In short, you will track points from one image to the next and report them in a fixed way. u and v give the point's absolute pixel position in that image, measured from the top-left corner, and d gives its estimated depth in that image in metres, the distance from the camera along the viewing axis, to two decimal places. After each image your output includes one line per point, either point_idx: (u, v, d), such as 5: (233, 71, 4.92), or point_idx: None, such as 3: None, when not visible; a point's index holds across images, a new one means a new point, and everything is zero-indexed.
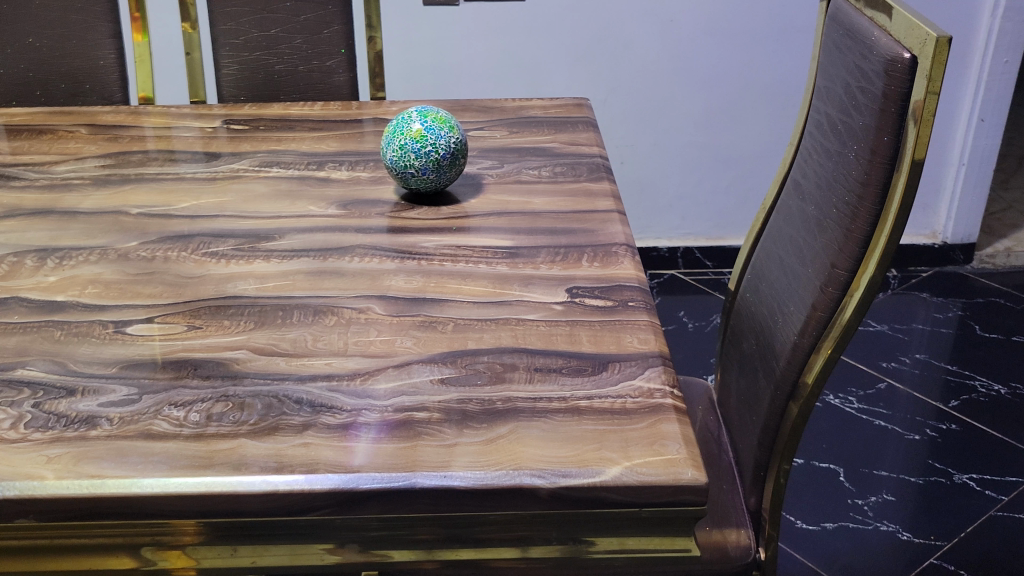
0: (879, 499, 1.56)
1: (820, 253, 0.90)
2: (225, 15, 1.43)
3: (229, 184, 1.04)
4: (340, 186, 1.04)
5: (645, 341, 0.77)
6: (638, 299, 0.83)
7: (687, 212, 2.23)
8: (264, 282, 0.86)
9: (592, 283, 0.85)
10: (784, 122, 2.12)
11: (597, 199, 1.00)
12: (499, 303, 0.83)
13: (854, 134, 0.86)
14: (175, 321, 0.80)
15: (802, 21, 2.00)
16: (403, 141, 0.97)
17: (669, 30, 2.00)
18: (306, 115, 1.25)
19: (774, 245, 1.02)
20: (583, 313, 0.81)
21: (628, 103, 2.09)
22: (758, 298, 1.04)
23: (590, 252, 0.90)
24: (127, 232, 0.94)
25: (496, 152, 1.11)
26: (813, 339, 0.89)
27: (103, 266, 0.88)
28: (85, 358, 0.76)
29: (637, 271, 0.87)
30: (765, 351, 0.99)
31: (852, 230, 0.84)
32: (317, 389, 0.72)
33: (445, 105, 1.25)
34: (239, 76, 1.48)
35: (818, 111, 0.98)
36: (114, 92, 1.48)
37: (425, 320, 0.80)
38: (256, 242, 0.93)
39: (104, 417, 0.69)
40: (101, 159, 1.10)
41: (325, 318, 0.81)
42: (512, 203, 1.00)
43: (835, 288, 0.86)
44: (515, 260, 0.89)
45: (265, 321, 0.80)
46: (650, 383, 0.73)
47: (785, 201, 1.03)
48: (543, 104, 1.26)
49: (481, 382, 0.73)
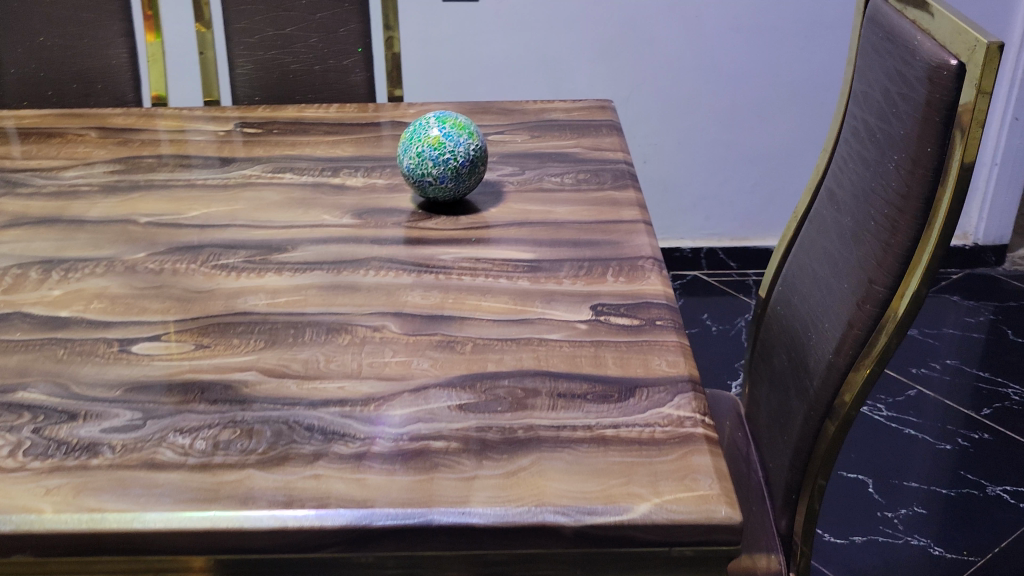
0: (909, 512, 1.52)
1: (856, 268, 0.86)
2: (239, 13, 1.40)
3: (241, 191, 1.01)
4: (355, 194, 1.00)
5: (674, 365, 0.73)
6: (665, 318, 0.79)
7: (712, 212, 2.19)
8: (275, 298, 0.82)
9: (617, 299, 0.81)
10: (812, 121, 2.07)
11: (622, 208, 0.96)
12: (520, 321, 0.79)
13: (895, 144, 0.81)
14: (182, 339, 0.77)
15: (830, 17, 1.95)
16: (421, 148, 0.93)
17: (692, 25, 1.95)
18: (321, 118, 1.21)
19: (806, 256, 0.98)
20: (609, 333, 0.77)
21: (651, 101, 2.04)
22: (790, 310, 1.00)
23: (615, 267, 0.86)
24: (135, 243, 0.91)
25: (517, 158, 1.07)
26: (850, 358, 0.85)
27: (109, 279, 0.85)
28: (88, 379, 0.72)
29: (664, 287, 0.83)
30: (797, 368, 0.95)
31: (892, 245, 0.80)
32: (329, 415, 0.69)
33: (464, 108, 1.22)
34: (254, 76, 1.44)
35: (853, 117, 0.93)
36: (127, 92, 1.45)
37: (442, 340, 0.77)
38: (268, 254, 0.89)
39: (106, 444, 0.66)
40: (110, 165, 1.07)
41: (339, 337, 0.77)
42: (534, 212, 0.96)
43: (872, 306, 0.82)
44: (536, 274, 0.85)
45: (275, 340, 0.77)
46: (680, 411, 0.69)
47: (818, 209, 0.99)
48: (565, 107, 1.22)
49: (501, 409, 0.69)
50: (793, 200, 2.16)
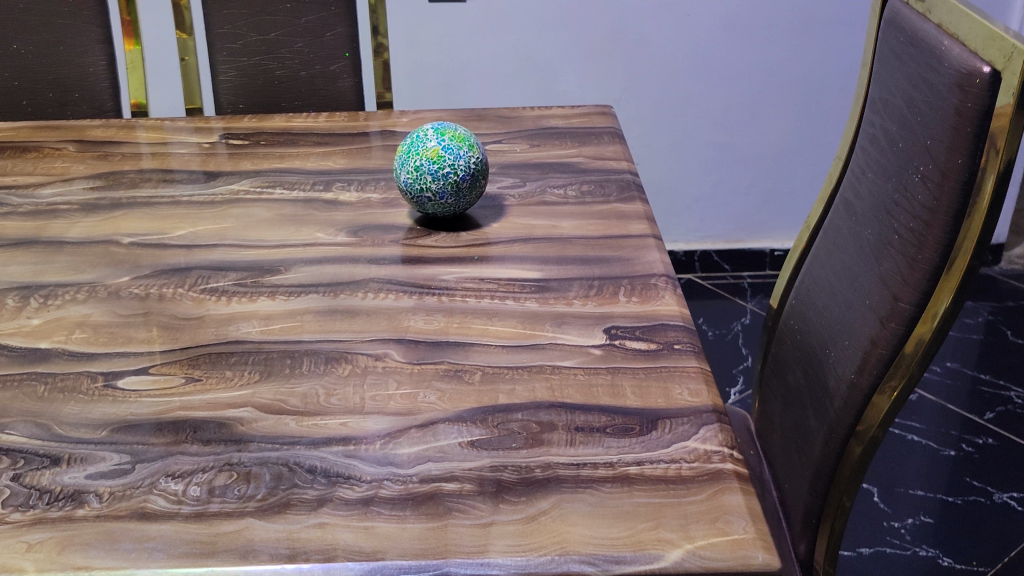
0: (916, 522, 1.49)
1: (879, 284, 0.82)
2: (221, 18, 1.35)
3: (229, 208, 0.96)
4: (349, 209, 0.95)
5: (696, 394, 0.69)
6: (684, 341, 0.75)
7: (706, 214, 2.15)
8: (269, 324, 0.78)
9: (632, 321, 0.77)
10: (807, 120, 2.04)
11: (630, 222, 0.92)
12: (530, 347, 0.74)
13: (921, 154, 0.78)
14: (171, 372, 0.72)
15: (825, 14, 1.91)
16: (419, 162, 0.88)
17: (685, 24, 1.92)
18: (310, 127, 1.16)
19: (822, 269, 0.94)
20: (625, 359, 0.73)
21: (644, 102, 2.00)
22: (805, 326, 0.96)
23: (627, 285, 0.82)
24: (118, 265, 0.86)
25: (517, 169, 1.03)
26: (874, 379, 0.81)
27: (92, 306, 0.80)
28: (71, 419, 0.67)
29: (680, 307, 0.79)
30: (815, 387, 0.91)
31: (918, 260, 0.76)
32: (332, 456, 0.64)
33: (459, 115, 1.17)
34: (237, 83, 1.39)
35: (870, 125, 0.90)
36: (105, 101, 1.40)
37: (448, 369, 0.72)
38: (260, 276, 0.84)
39: (93, 492, 0.61)
40: (90, 181, 1.02)
41: (338, 368, 0.72)
42: (538, 227, 0.92)
43: (898, 324, 0.78)
44: (545, 295, 0.81)
45: (271, 372, 0.72)
46: (707, 445, 0.65)
47: (832, 221, 0.95)
48: (563, 113, 1.18)
49: (516, 446, 0.65)
50: (787, 200, 2.13)
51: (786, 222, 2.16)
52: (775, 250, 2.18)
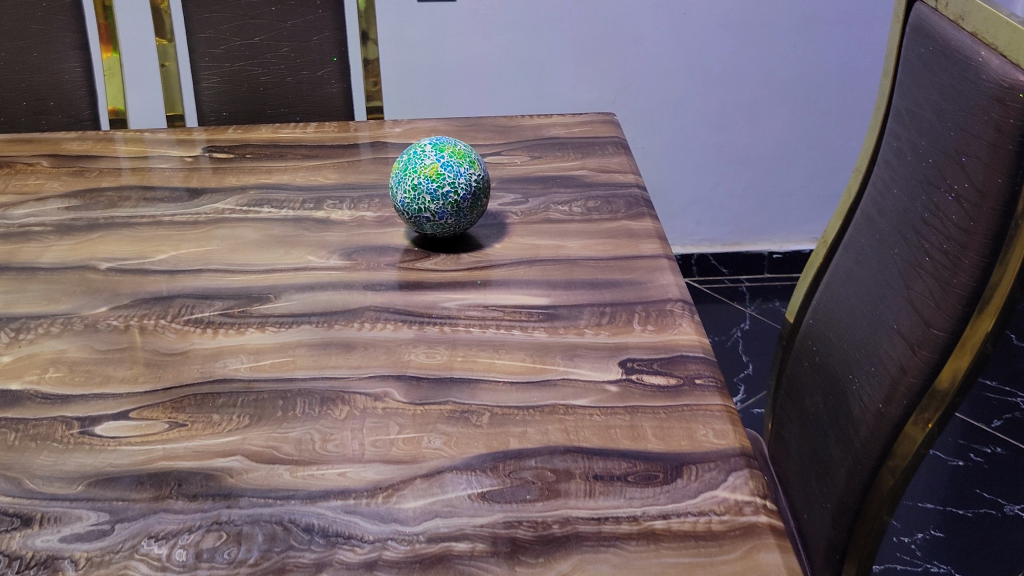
0: (926, 536, 1.44)
1: (908, 308, 0.77)
2: (203, 22, 1.29)
3: (213, 228, 0.90)
4: (342, 229, 0.90)
5: (722, 435, 0.64)
6: (706, 375, 0.70)
7: (703, 217, 2.11)
8: (258, 360, 0.72)
9: (648, 353, 0.72)
10: (806, 120, 1.99)
11: (640, 241, 0.87)
12: (541, 384, 0.69)
13: (954, 170, 0.73)
14: (153, 416, 0.67)
15: (826, 12, 1.86)
16: (416, 181, 0.83)
17: (682, 23, 1.86)
18: (298, 139, 1.10)
19: (842, 288, 0.90)
20: (644, 397, 0.68)
21: (639, 103, 1.95)
22: (824, 348, 0.91)
23: (641, 313, 0.77)
24: (95, 294, 0.80)
25: (519, 183, 0.97)
26: (904, 410, 0.76)
27: (67, 341, 0.75)
28: (43, 472, 0.62)
29: (699, 336, 0.74)
30: (837, 413, 0.86)
31: (952, 284, 0.71)
32: (330, 512, 0.59)
33: (455, 126, 1.12)
34: (221, 90, 1.33)
35: (894, 137, 0.85)
36: (82, 110, 1.33)
37: (454, 410, 0.67)
38: (247, 305, 0.79)
39: (68, 558, 0.55)
40: (65, 199, 0.96)
41: (334, 410, 0.67)
42: (543, 248, 0.86)
43: (930, 352, 0.73)
44: (554, 324, 0.76)
45: (261, 415, 0.67)
46: (738, 495, 0.59)
47: (853, 237, 0.90)
48: (564, 122, 1.12)
49: (531, 498, 0.59)
50: (785, 202, 2.09)
51: (785, 223, 2.12)
52: (774, 252, 2.14)
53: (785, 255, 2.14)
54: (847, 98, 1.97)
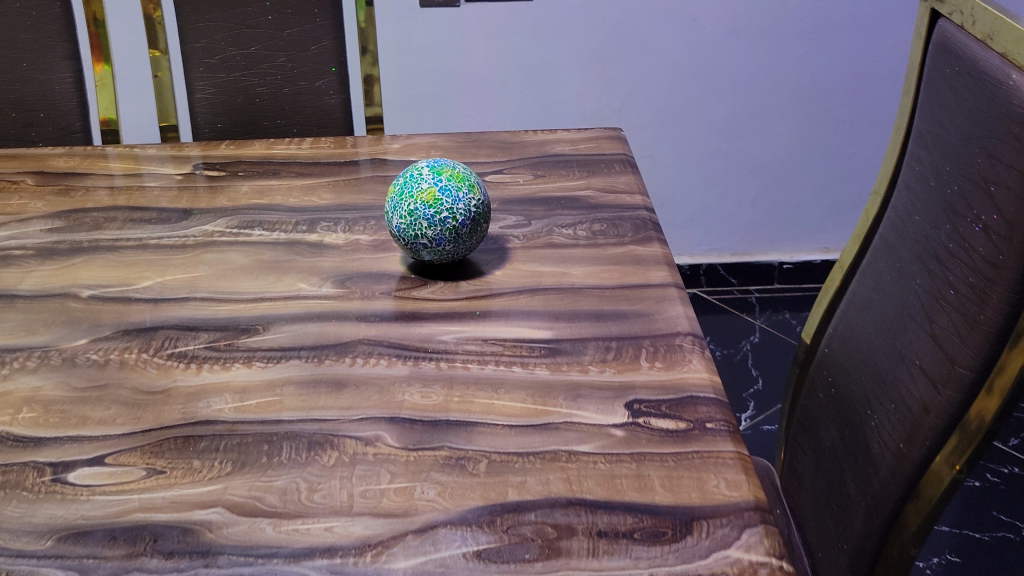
0: (942, 561, 1.40)
1: (930, 343, 0.73)
2: (197, 31, 1.25)
3: (201, 252, 0.86)
4: (335, 254, 0.86)
5: (735, 486, 0.60)
6: (717, 418, 0.66)
7: (711, 227, 2.07)
8: (243, 399, 0.68)
9: (656, 393, 0.68)
10: (817, 128, 1.95)
11: (648, 269, 0.83)
12: (542, 428, 0.65)
13: (981, 198, 0.68)
14: (130, 462, 0.63)
15: (838, 17, 1.82)
16: (412, 206, 0.79)
17: (691, 30, 1.82)
18: (293, 155, 1.07)
19: (860, 317, 0.85)
20: (651, 443, 0.64)
21: (646, 111, 1.91)
22: (841, 379, 0.87)
23: (648, 348, 0.73)
24: (75, 325, 0.77)
25: (521, 204, 0.93)
26: (926, 451, 0.72)
27: (44, 377, 0.71)
28: (10, 526, 0.58)
29: (710, 375, 0.70)
30: (854, 450, 0.82)
31: (978, 320, 0.67)
32: (315, 572, 0.54)
33: (455, 142, 1.08)
34: (215, 101, 1.29)
35: (916, 160, 0.80)
36: (73, 121, 1.29)
37: (449, 456, 0.63)
38: (234, 337, 0.75)
39: None
40: (48, 221, 0.92)
41: (322, 456, 0.63)
42: (546, 275, 0.82)
43: (954, 390, 0.69)
44: (556, 360, 0.72)
45: (245, 462, 0.63)
46: (752, 555, 0.55)
47: (872, 263, 0.86)
48: (569, 137, 1.08)
49: (530, 558, 0.55)
50: (796, 211, 2.05)
51: (795, 233, 2.09)
52: (783, 263, 2.11)
53: (796, 265, 2.11)
54: (859, 106, 1.93)
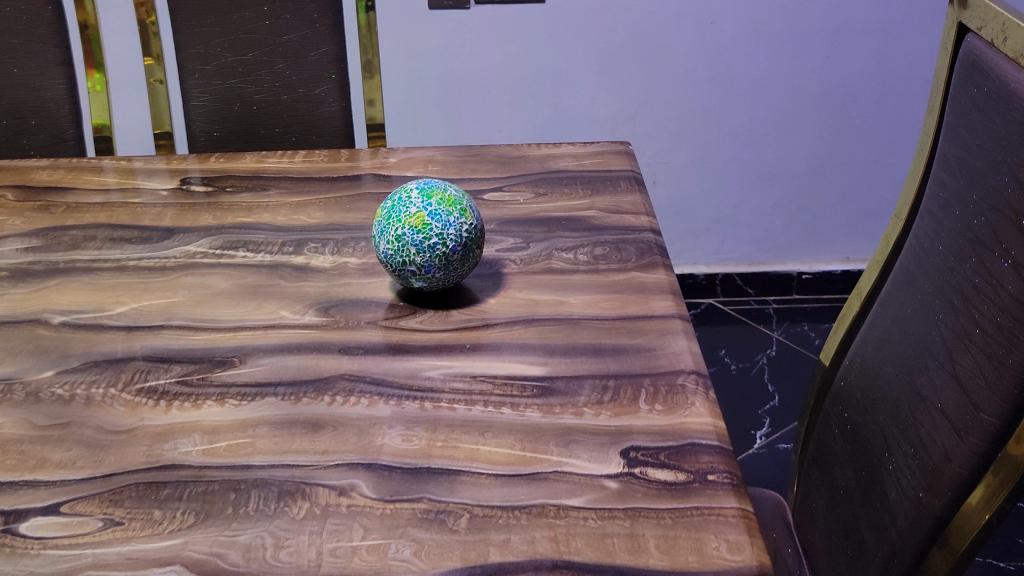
0: None
1: (953, 385, 0.68)
2: (192, 37, 1.21)
3: (180, 276, 0.82)
4: (321, 279, 0.81)
5: (737, 549, 0.54)
6: (720, 470, 0.61)
7: (727, 236, 2.02)
8: (213, 440, 0.64)
9: (655, 440, 0.63)
10: (839, 134, 1.89)
11: (652, 298, 0.78)
12: (530, 479, 0.60)
13: (1011, 230, 0.62)
14: (87, 512, 0.59)
15: (863, 20, 1.76)
16: (400, 231, 0.74)
17: (709, 32, 1.76)
18: (285, 169, 1.02)
19: (878, 351, 0.80)
20: (646, 497, 0.59)
21: (662, 116, 1.86)
22: (859, 416, 0.82)
23: (648, 389, 0.68)
24: (42, 355, 0.72)
25: (520, 225, 0.89)
26: (948, 502, 0.66)
27: (3, 414, 0.67)
28: None
29: (714, 419, 0.65)
30: (872, 493, 0.77)
31: (1006, 364, 0.61)
32: None
33: (455, 157, 1.03)
34: (212, 109, 1.25)
35: (942, 184, 0.75)
36: (66, 129, 1.26)
37: (427, 510, 0.58)
38: (208, 370, 0.71)
39: None
40: (25, 239, 0.88)
41: (292, 508, 0.59)
42: (543, 304, 0.78)
43: (979, 439, 0.63)
44: (550, 401, 0.67)
45: (209, 513, 0.58)
46: None
47: (893, 292, 0.81)
48: (574, 152, 1.04)
49: None
50: (817, 219, 2.00)
51: (815, 242, 2.03)
52: (803, 273, 2.05)
53: (816, 275, 2.05)
54: (882, 113, 1.86)
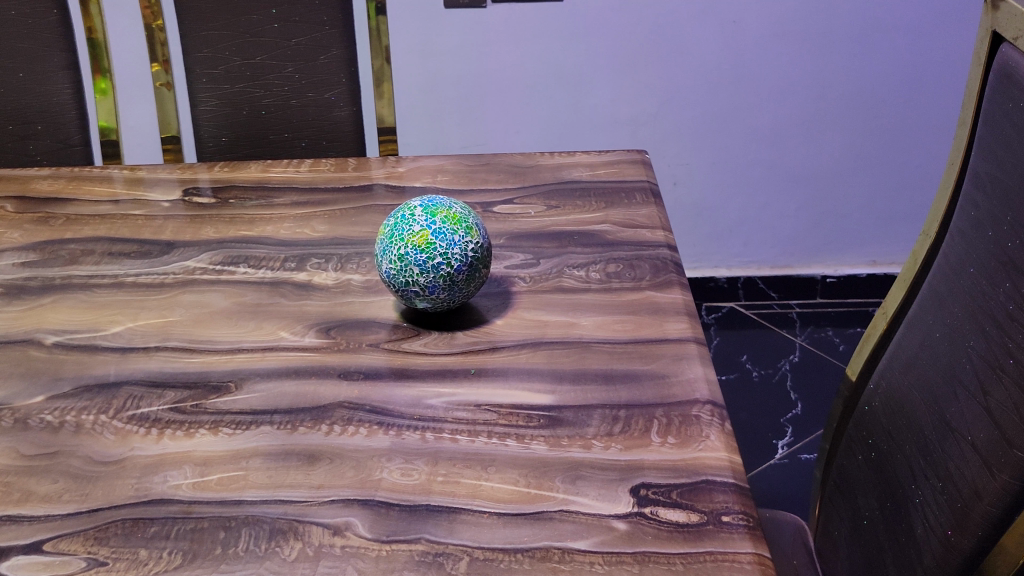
0: None
1: (984, 417, 0.64)
2: (199, 41, 1.18)
3: (179, 294, 0.80)
4: (323, 297, 0.79)
5: None
6: (735, 510, 0.57)
7: (750, 238, 1.97)
8: (205, 473, 0.61)
9: (667, 476, 0.60)
10: (866, 135, 1.84)
11: (666, 319, 0.74)
12: (534, 518, 0.57)
13: None
14: (70, 551, 0.56)
15: (890, 18, 1.71)
16: (402, 250, 0.71)
17: (732, 31, 1.72)
18: (292, 179, 1.00)
19: (905, 377, 0.76)
20: (656, 541, 0.55)
21: (685, 116, 1.82)
22: (884, 444, 0.78)
23: (661, 419, 0.64)
24: (33, 379, 0.70)
25: (531, 240, 0.86)
26: (980, 541, 0.63)
27: None
28: None
29: (729, 455, 0.61)
30: (897, 527, 0.73)
31: None
32: None
33: (465, 166, 1.00)
34: (220, 113, 1.23)
35: (975, 202, 0.71)
36: (71, 134, 1.23)
37: (425, 552, 0.55)
38: (202, 397, 0.68)
39: None
40: (22, 254, 0.86)
41: (284, 547, 0.56)
42: (552, 326, 0.74)
43: (1011, 478, 0.59)
44: (557, 433, 0.64)
45: (197, 552, 0.56)
46: None
47: (921, 314, 0.77)
48: (588, 162, 1.01)
49: None
50: (842, 222, 1.95)
51: (840, 246, 1.98)
52: (827, 276, 2.01)
53: (840, 278, 2.01)
54: (910, 113, 1.82)
